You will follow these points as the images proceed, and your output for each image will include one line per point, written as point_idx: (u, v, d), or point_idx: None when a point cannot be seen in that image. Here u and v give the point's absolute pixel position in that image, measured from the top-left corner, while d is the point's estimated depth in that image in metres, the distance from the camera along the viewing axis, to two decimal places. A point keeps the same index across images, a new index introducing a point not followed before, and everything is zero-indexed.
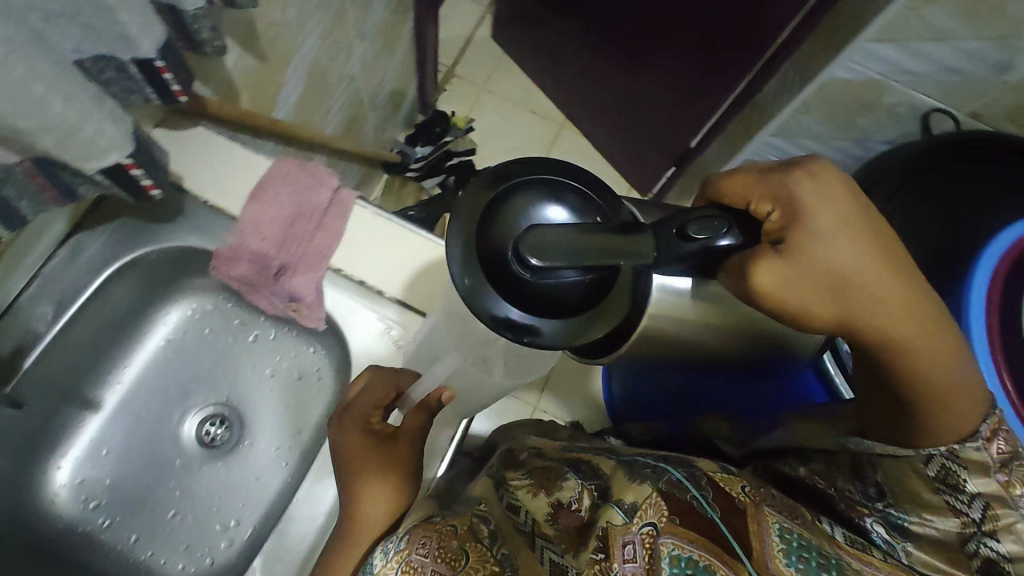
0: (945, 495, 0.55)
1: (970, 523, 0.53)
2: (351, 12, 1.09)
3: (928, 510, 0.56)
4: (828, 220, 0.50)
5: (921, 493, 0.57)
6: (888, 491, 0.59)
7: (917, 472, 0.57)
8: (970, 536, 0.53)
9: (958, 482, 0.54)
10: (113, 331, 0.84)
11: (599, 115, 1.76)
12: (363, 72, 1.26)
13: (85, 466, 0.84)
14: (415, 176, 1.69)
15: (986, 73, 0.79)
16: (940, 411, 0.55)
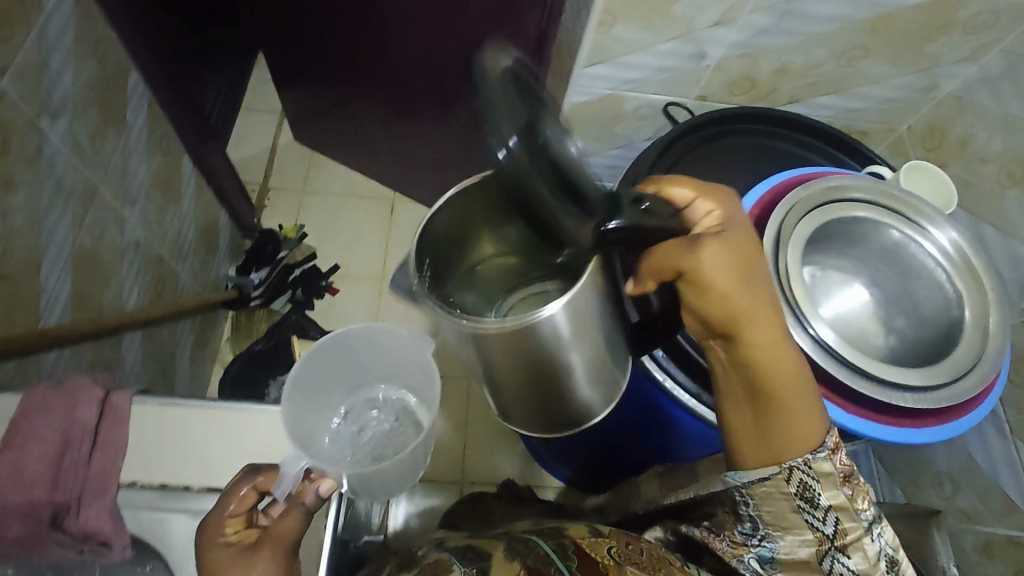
0: (807, 519, 0.61)
1: (828, 545, 0.60)
2: (106, 185, 1.02)
3: (791, 538, 0.62)
4: (742, 226, 0.61)
5: (788, 522, 0.62)
6: (760, 525, 0.64)
7: (782, 498, 0.61)
8: (828, 551, 0.60)
9: (816, 504, 0.60)
10: None
11: (423, 181, 1.78)
12: (150, 234, 1.20)
13: None
14: (260, 302, 1.62)
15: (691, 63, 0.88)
16: (789, 422, 0.60)
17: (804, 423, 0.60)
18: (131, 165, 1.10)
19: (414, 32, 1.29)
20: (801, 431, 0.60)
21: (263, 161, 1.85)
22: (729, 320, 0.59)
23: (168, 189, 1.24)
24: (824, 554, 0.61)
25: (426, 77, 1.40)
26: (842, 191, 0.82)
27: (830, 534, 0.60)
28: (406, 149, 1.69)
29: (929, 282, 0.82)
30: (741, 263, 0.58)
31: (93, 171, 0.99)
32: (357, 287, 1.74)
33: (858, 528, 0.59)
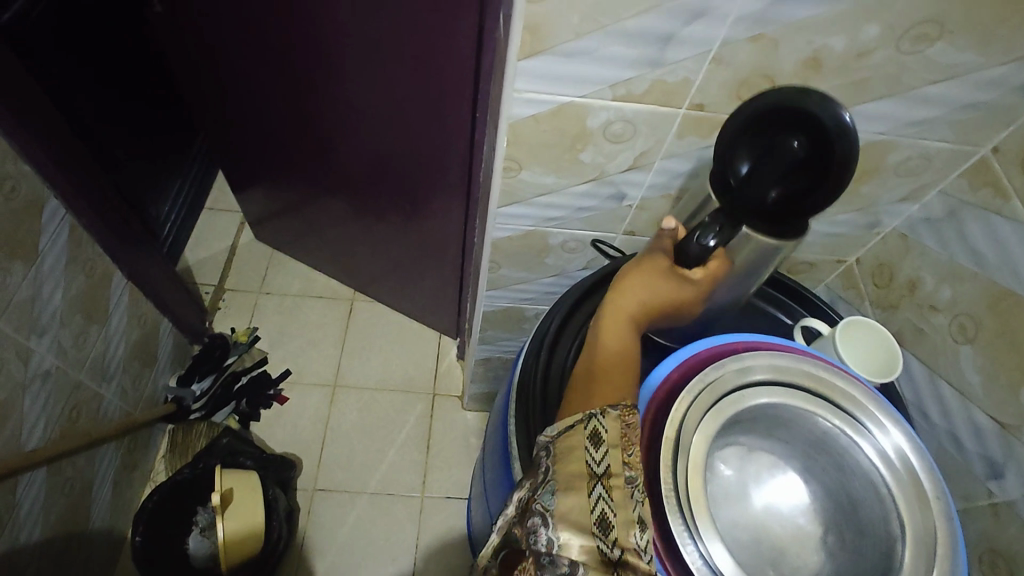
0: (586, 456, 0.58)
1: (597, 486, 0.55)
2: (7, 321, 0.97)
3: (567, 484, 0.57)
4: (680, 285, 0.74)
5: (574, 459, 0.58)
6: (552, 470, 0.59)
7: (574, 441, 0.59)
8: (596, 488, 0.55)
9: (599, 443, 0.58)
10: None
11: (381, 282, 1.72)
12: (64, 360, 1.13)
13: None
14: (200, 416, 1.52)
15: (608, 203, 0.85)
16: (595, 382, 0.67)
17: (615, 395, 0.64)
18: (44, 293, 1.05)
19: (358, 151, 1.28)
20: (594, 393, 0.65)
21: (220, 260, 1.81)
22: (622, 298, 0.74)
23: (93, 310, 1.20)
24: (590, 492, 0.55)
25: (375, 189, 1.38)
26: (744, 373, 0.66)
27: (600, 476, 0.56)
28: (361, 253, 1.66)
29: (863, 481, 0.65)
30: (654, 298, 0.74)
31: None
32: (308, 394, 1.65)
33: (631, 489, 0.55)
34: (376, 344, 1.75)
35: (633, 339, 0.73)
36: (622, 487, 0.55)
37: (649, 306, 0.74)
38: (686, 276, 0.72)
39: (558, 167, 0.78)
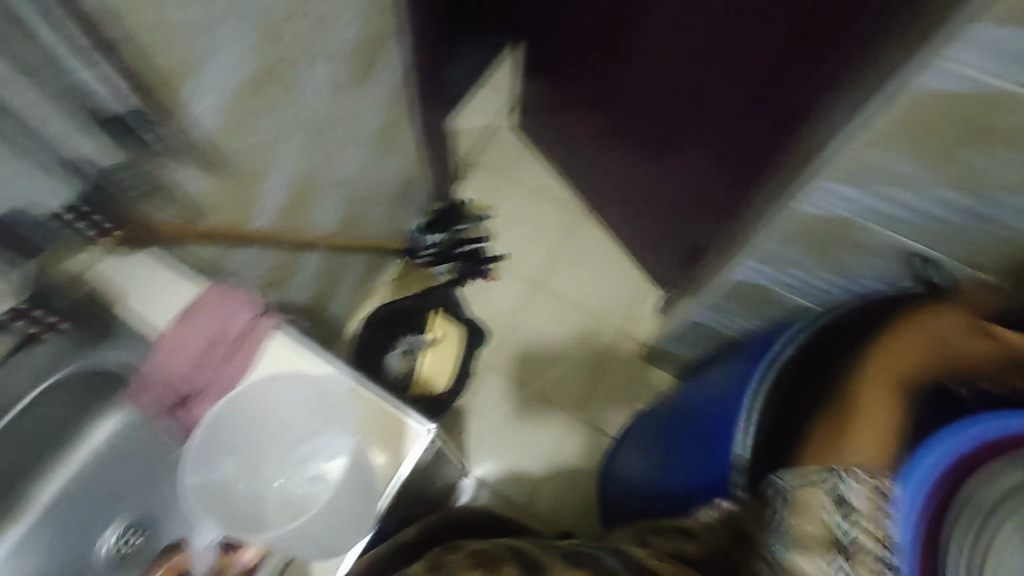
0: (822, 529, 0.61)
1: (841, 543, 0.59)
2: (340, 126, 1.15)
3: (802, 541, 0.63)
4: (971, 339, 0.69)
5: (806, 532, 0.63)
6: (792, 528, 0.64)
7: (811, 527, 0.62)
8: (820, 538, 0.61)
9: (849, 528, 0.59)
10: (48, 446, 0.84)
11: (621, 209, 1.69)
12: (360, 174, 1.33)
13: (10, 563, 0.81)
14: (426, 262, 1.71)
15: (963, 220, 0.72)
16: (844, 433, 0.66)
17: (869, 451, 0.63)
18: (367, 113, 1.21)
19: (662, 70, 1.22)
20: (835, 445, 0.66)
21: (486, 134, 1.94)
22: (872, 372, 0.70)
23: (389, 140, 1.37)
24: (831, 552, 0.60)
25: (658, 116, 1.31)
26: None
27: (842, 540, 0.59)
28: (611, 174, 1.65)
29: None
30: (934, 358, 0.70)
31: (333, 111, 1.10)
32: (514, 283, 1.77)
33: (870, 528, 0.57)
34: (587, 263, 1.80)
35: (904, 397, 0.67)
36: (864, 524, 0.58)
37: (931, 363, 0.69)
38: (984, 333, 0.69)
39: (931, 160, 0.66)
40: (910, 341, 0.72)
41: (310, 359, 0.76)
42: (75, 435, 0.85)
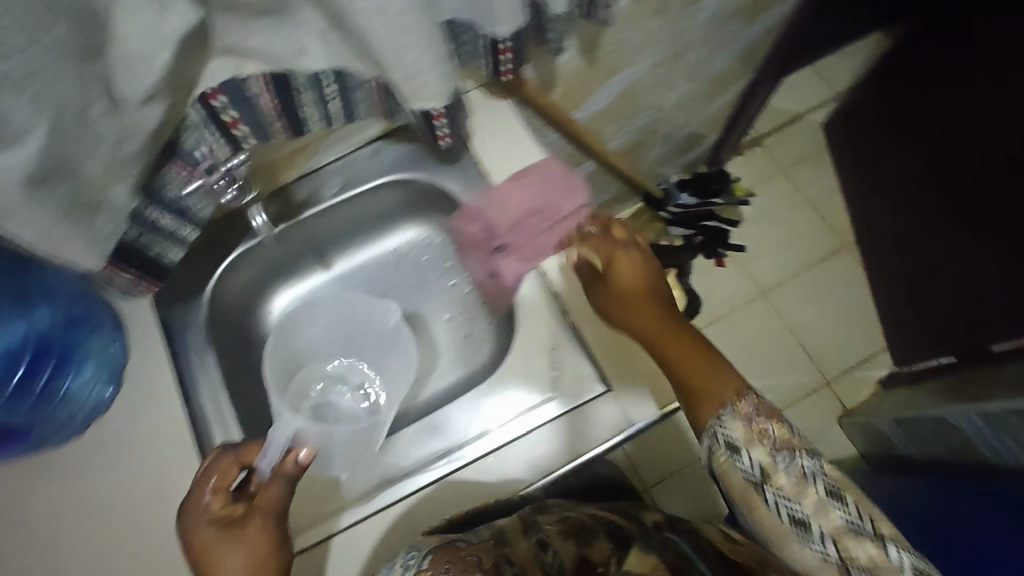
0: (737, 469, 0.65)
1: (743, 466, 0.65)
2: (693, 54, 1.09)
3: (725, 474, 0.66)
4: (632, 280, 0.72)
5: (733, 477, 0.66)
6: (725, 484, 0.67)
7: (731, 473, 0.66)
8: (752, 466, 0.64)
9: (739, 450, 0.65)
10: (356, 228, 0.89)
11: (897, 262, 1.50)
12: (672, 109, 1.27)
13: (297, 303, 0.91)
14: (665, 218, 1.58)
15: None
16: (685, 362, 0.68)
17: (705, 363, 0.68)
18: (720, 53, 1.14)
19: None
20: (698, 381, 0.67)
21: (784, 117, 1.74)
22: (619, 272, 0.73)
23: (716, 87, 1.29)
24: (762, 498, 0.64)
25: None
26: None
27: (733, 457, 0.65)
28: (912, 225, 1.46)
29: None
30: (667, 313, 0.71)
31: (700, 38, 1.04)
32: (738, 278, 1.64)
33: (795, 479, 0.63)
34: (825, 299, 1.61)
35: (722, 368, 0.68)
36: (792, 481, 0.64)
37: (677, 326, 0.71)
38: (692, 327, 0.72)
39: None
40: (631, 280, 0.72)
41: (609, 259, 0.75)
42: (381, 230, 0.90)
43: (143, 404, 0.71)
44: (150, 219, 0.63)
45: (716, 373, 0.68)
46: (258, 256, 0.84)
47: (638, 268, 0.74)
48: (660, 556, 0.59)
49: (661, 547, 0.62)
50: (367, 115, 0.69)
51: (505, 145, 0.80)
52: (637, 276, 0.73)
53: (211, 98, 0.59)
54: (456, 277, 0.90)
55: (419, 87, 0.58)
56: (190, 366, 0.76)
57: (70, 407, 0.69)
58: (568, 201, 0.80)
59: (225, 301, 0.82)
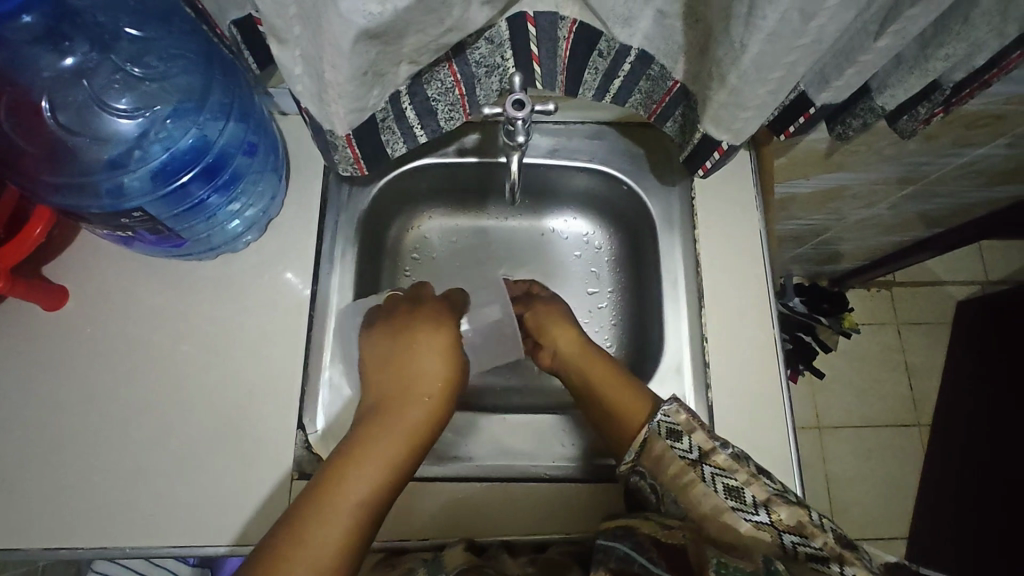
0: (675, 452, 0.59)
1: (704, 469, 0.57)
2: (915, 185, 1.01)
3: (683, 487, 0.58)
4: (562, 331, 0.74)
5: (669, 464, 0.59)
6: (657, 482, 0.60)
7: (652, 441, 0.60)
8: (707, 473, 0.56)
9: (680, 434, 0.59)
10: (532, 195, 0.84)
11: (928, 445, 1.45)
12: (850, 223, 1.19)
13: (435, 234, 0.86)
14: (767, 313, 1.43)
15: None
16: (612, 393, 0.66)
17: (620, 394, 0.66)
18: (937, 194, 1.06)
19: None
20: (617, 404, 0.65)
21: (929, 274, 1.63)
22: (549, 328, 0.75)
23: (901, 223, 1.21)
24: (700, 478, 0.57)
25: None
26: None
27: (699, 460, 0.57)
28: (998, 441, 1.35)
29: None
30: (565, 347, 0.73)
31: (935, 174, 0.97)
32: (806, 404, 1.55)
33: (753, 475, 0.55)
34: (880, 468, 1.52)
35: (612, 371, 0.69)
36: (746, 474, 0.55)
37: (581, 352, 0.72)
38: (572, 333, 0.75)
39: None
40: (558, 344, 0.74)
41: (774, 355, 0.70)
42: (553, 207, 0.86)
43: (281, 262, 0.69)
44: (402, 107, 0.55)
45: (631, 393, 0.66)
46: (432, 176, 0.79)
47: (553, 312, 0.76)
48: (610, 566, 0.51)
49: (634, 539, 0.53)
50: (634, 108, 0.64)
51: (725, 193, 0.76)
52: (562, 316, 0.75)
53: (525, 23, 0.54)
54: (601, 288, 0.85)
55: (726, 118, 0.53)
56: (328, 251, 0.71)
57: (215, 228, 0.66)
58: (752, 272, 0.73)
59: (381, 202, 0.78)
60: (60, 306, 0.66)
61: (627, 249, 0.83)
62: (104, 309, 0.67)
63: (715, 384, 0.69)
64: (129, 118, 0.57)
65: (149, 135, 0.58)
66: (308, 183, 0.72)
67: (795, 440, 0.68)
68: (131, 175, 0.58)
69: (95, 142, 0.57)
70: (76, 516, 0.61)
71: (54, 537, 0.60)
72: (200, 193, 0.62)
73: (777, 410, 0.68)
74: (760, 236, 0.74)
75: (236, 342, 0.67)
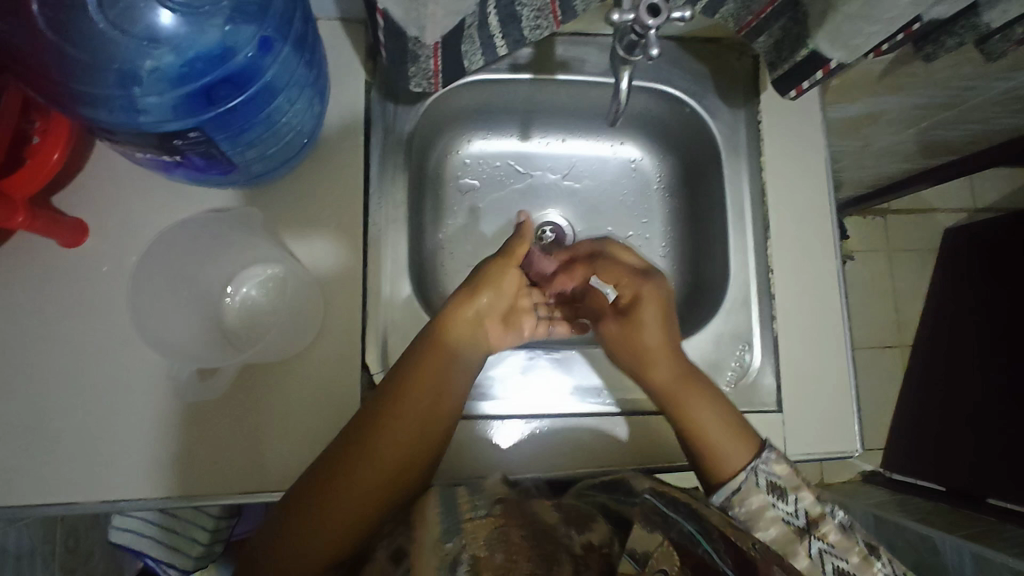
0: (778, 513, 0.57)
1: (812, 543, 0.55)
2: (949, 111, 0.99)
3: (785, 554, 0.56)
4: (665, 356, 0.62)
5: (769, 522, 0.57)
6: (749, 533, 0.58)
7: (748, 490, 0.58)
8: (815, 546, 0.55)
9: (784, 493, 0.58)
10: (581, 117, 0.78)
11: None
12: (873, 152, 1.18)
13: (475, 160, 0.80)
14: None
15: None
16: (716, 433, 0.60)
17: (729, 436, 0.60)
18: (963, 121, 1.05)
19: None
20: (717, 451, 0.59)
21: (923, 202, 1.58)
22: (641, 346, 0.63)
23: (919, 150, 1.20)
24: (808, 551, 0.55)
25: None
26: None
27: (806, 529, 0.56)
28: None
29: None
30: (672, 379, 0.62)
31: (971, 101, 0.95)
32: None
33: (864, 559, 0.55)
34: None
35: (720, 409, 0.61)
36: (857, 556, 0.55)
37: (681, 384, 0.61)
38: (679, 357, 0.63)
39: None
40: (662, 369, 0.62)
41: (835, 282, 0.70)
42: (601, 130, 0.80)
43: (325, 184, 0.63)
44: (485, 11, 0.48)
45: (739, 436, 0.60)
46: (477, 94, 0.72)
47: (658, 331, 0.62)
48: (670, 535, 0.48)
49: (702, 524, 0.52)
50: (724, 21, 0.58)
51: (793, 117, 0.72)
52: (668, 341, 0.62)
53: None
54: (653, 219, 0.81)
55: (848, 32, 0.49)
56: (378, 179, 0.65)
57: (257, 157, 0.57)
58: (815, 201, 0.71)
59: (420, 123, 0.70)
60: (81, 242, 0.59)
61: (681, 177, 0.80)
62: (130, 242, 0.59)
63: (778, 313, 0.69)
64: (174, 12, 0.50)
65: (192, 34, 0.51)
66: (352, 102, 0.65)
67: (854, 372, 0.69)
68: (158, 86, 0.49)
69: (138, 41, 0.49)
70: (138, 465, 0.57)
71: (112, 488, 0.56)
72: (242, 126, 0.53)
73: (837, 340, 0.69)
74: (825, 164, 0.71)
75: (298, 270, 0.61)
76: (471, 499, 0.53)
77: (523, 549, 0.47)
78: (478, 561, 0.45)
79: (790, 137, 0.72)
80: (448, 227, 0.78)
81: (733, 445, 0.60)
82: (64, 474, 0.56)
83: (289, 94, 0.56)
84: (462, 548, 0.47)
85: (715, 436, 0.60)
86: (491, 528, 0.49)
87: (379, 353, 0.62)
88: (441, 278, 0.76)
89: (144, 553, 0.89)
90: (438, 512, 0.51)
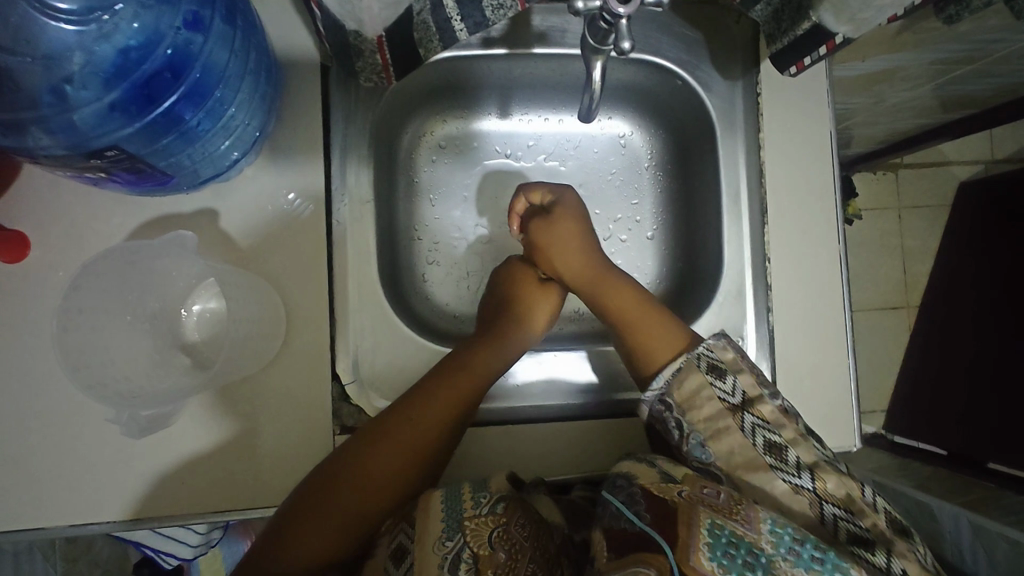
0: (714, 392, 0.54)
1: (745, 417, 0.52)
2: (970, 65, 0.91)
3: (717, 431, 0.53)
4: (571, 250, 0.65)
5: (704, 404, 0.54)
6: (684, 419, 0.55)
7: (688, 372, 0.56)
8: (748, 422, 0.52)
9: (724, 373, 0.55)
10: (564, 91, 0.72)
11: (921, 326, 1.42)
12: (887, 110, 1.10)
13: (450, 141, 0.74)
14: None
15: None
16: (640, 320, 0.60)
17: (651, 322, 0.60)
18: (984, 75, 0.97)
19: None
20: (645, 332, 0.59)
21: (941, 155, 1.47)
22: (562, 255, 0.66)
23: (937, 105, 1.12)
24: (740, 425, 0.52)
25: None
26: None
27: (741, 406, 0.53)
28: None
29: None
30: (587, 265, 0.65)
31: (995, 53, 0.87)
32: None
33: (801, 436, 0.51)
34: None
35: (639, 293, 0.63)
36: (792, 433, 0.52)
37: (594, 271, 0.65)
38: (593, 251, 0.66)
39: None
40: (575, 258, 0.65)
41: (837, 268, 0.65)
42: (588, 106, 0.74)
43: (282, 184, 0.58)
44: None
45: (664, 323, 0.60)
46: (448, 71, 0.66)
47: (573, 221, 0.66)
48: (605, 527, 0.47)
49: (628, 491, 0.48)
50: None
51: (797, 87, 0.65)
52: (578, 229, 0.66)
53: None
54: (642, 200, 0.76)
55: (855, 5, 0.44)
56: (339, 171, 0.60)
57: (201, 160, 0.52)
58: (819, 180, 0.65)
59: (386, 106, 0.64)
60: (26, 256, 0.55)
61: (673, 153, 0.74)
62: (79, 253, 0.56)
63: (774, 303, 0.65)
64: (75, 23, 0.44)
65: (100, 39, 0.45)
66: (308, 92, 0.59)
67: (853, 363, 0.65)
68: (88, 90, 0.45)
69: (33, 60, 0.44)
70: (104, 488, 0.55)
71: (80, 513, 0.54)
72: (172, 135, 0.49)
73: (838, 329, 0.65)
74: (829, 138, 0.65)
75: (259, 282, 0.57)
76: (474, 490, 0.51)
77: (526, 550, 0.47)
78: (479, 561, 0.46)
79: (792, 109, 0.65)
80: (425, 216, 0.73)
81: (652, 324, 0.60)
82: (29, 500, 0.54)
83: (226, 92, 0.50)
84: (463, 546, 0.47)
85: (636, 318, 0.61)
86: (494, 526, 0.48)
87: (352, 362, 0.59)
88: (416, 273, 0.71)
89: (142, 545, 0.86)
90: (441, 506, 0.49)
